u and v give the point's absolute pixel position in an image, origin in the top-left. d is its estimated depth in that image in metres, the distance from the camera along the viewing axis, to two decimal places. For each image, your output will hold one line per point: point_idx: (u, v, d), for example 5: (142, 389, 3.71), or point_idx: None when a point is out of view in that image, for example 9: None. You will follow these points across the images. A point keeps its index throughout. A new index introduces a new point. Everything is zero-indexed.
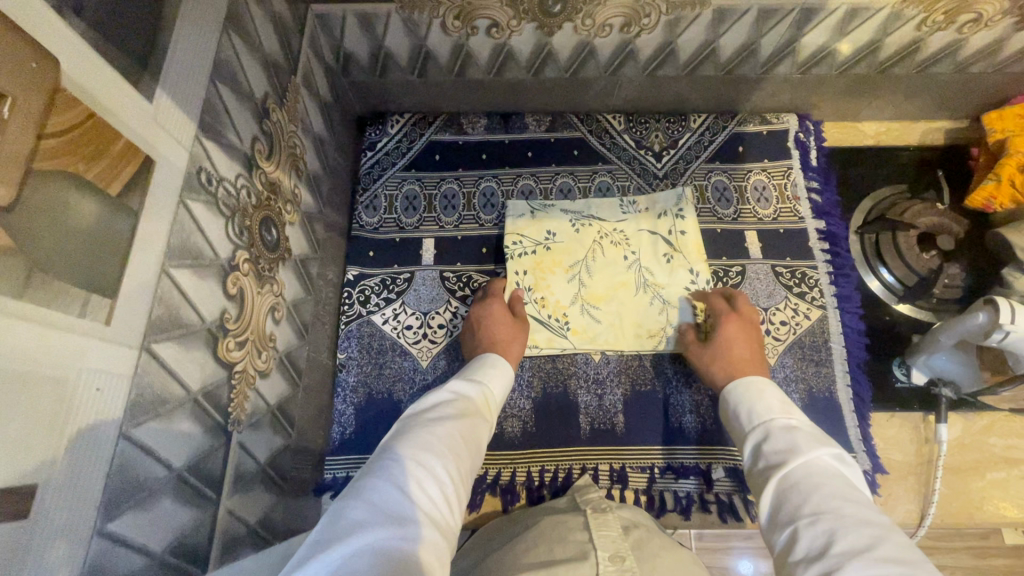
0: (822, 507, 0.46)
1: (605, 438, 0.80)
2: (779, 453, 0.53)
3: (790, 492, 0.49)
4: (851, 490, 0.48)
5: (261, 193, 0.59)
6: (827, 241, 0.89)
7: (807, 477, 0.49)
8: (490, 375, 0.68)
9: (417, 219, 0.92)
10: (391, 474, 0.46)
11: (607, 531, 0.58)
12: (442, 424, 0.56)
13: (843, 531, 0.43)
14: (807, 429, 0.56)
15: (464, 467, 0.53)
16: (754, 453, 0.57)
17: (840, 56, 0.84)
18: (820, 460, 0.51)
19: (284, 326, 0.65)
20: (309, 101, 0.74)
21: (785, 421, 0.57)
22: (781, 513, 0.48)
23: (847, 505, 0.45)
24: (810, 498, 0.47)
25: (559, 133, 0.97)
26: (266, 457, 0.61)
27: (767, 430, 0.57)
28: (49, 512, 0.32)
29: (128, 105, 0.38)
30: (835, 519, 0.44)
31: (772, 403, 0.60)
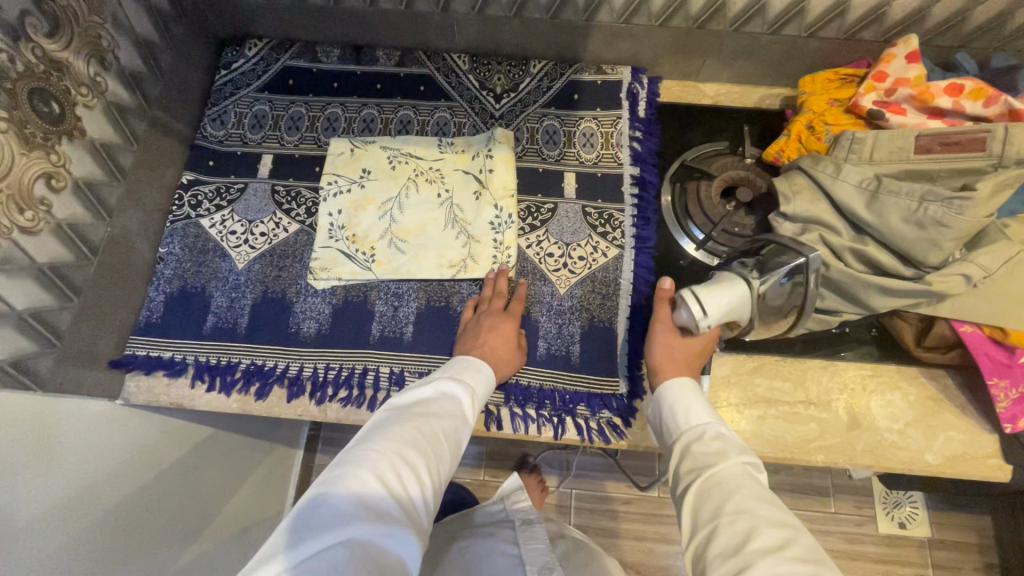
0: (739, 499, 0.54)
1: (391, 345, 0.85)
2: (711, 454, 0.60)
3: (714, 495, 0.55)
4: (748, 482, 0.56)
5: (33, 66, 0.65)
6: (638, 187, 0.93)
7: (728, 480, 0.56)
8: (476, 373, 0.74)
9: (261, 136, 0.98)
10: (378, 467, 0.55)
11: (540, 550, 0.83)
12: (431, 420, 0.63)
13: (760, 515, 0.52)
14: (735, 436, 0.62)
15: (446, 465, 0.62)
16: (681, 448, 0.64)
17: (653, 6, 0.87)
18: (743, 465, 0.58)
19: (66, 197, 0.71)
20: (130, 3, 0.79)
21: (716, 428, 0.63)
22: (693, 526, 0.55)
23: (770, 501, 0.53)
24: (727, 503, 0.54)
25: (407, 69, 1.01)
26: (28, 306, 0.67)
27: (700, 433, 0.64)
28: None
29: None
30: (760, 505, 0.53)
31: (706, 407, 0.67)
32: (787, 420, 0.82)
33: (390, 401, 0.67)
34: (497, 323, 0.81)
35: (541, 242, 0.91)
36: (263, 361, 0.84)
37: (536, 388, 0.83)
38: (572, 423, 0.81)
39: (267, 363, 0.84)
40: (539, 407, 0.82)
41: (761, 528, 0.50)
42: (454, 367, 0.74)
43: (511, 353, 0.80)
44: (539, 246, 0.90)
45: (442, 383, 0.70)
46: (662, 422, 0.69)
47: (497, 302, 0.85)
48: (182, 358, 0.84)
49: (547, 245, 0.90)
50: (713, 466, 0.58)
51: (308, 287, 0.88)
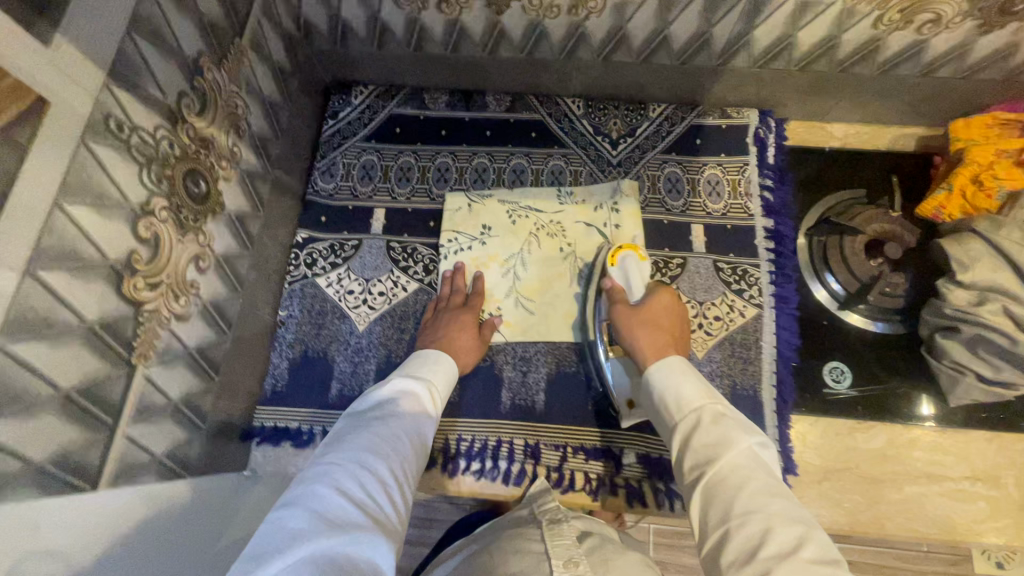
0: (770, 495, 0.50)
1: (524, 414, 0.82)
2: (709, 449, 0.56)
3: (719, 492, 0.52)
4: (771, 478, 0.52)
5: (187, 146, 0.62)
6: (773, 241, 0.88)
7: (734, 472, 0.53)
8: (436, 368, 0.73)
9: (371, 189, 0.95)
10: (336, 479, 0.52)
11: (561, 540, 0.58)
12: (387, 426, 0.61)
13: (776, 512, 0.48)
14: (733, 414, 0.59)
15: (408, 466, 0.60)
16: (680, 444, 0.59)
17: (799, 51, 0.82)
18: (749, 447, 0.55)
19: (210, 275, 0.69)
20: (259, 65, 0.76)
21: (716, 407, 0.60)
22: (704, 531, 0.52)
23: (773, 495, 0.50)
24: (740, 498, 0.50)
25: (518, 114, 0.97)
26: (180, 394, 0.65)
27: (698, 420, 0.59)
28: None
29: (18, 46, 0.41)
30: (762, 511, 0.48)
31: (696, 385, 0.63)
32: (952, 497, 0.76)
33: (347, 413, 0.65)
34: (458, 326, 0.80)
35: None
36: None
37: None
38: None
39: None
40: None
41: (754, 536, 0.47)
42: (404, 369, 0.73)
43: (468, 351, 0.79)
44: None
45: (398, 384, 0.68)
46: (658, 419, 0.65)
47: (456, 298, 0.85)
48: (310, 428, 0.82)
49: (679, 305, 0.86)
50: (710, 459, 0.55)
51: None
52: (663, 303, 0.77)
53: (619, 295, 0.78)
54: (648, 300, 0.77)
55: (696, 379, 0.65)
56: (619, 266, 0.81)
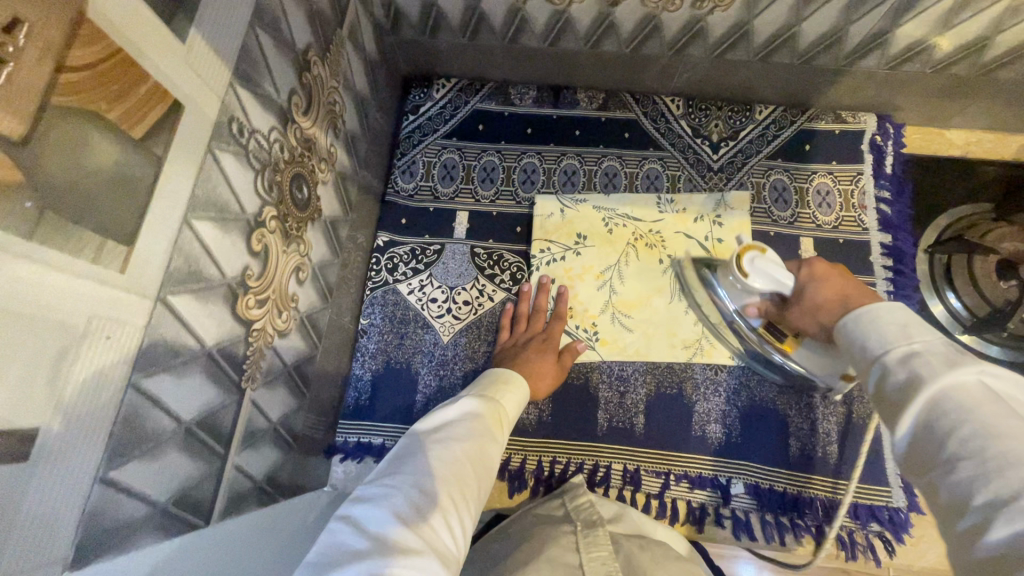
0: (987, 440, 0.33)
1: (621, 437, 0.77)
2: (897, 390, 0.39)
3: (929, 429, 0.36)
4: (1006, 412, 0.34)
5: (294, 148, 0.57)
6: (890, 258, 0.82)
7: (948, 411, 0.36)
8: (504, 390, 0.64)
9: (453, 190, 0.89)
10: (391, 500, 0.44)
11: (597, 553, 0.56)
12: (452, 441, 0.52)
13: (1007, 465, 0.31)
14: (942, 348, 0.39)
15: (474, 488, 0.50)
16: (873, 401, 0.42)
17: (938, 52, 0.74)
18: (977, 384, 0.36)
19: (307, 287, 0.64)
20: (354, 57, 0.71)
21: (905, 346, 0.41)
22: (912, 472, 0.37)
23: (1003, 438, 0.32)
24: (952, 435, 0.34)
25: (611, 113, 0.91)
26: (278, 415, 0.61)
27: (880, 363, 0.42)
28: (56, 445, 0.32)
29: (158, 43, 0.36)
30: (981, 462, 0.32)
31: (892, 329, 0.43)
32: None
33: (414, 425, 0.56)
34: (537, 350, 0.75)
35: None
36: None
37: (791, 495, 0.73)
38: (833, 537, 0.72)
39: None
40: (796, 516, 0.73)
41: (972, 499, 0.32)
42: (476, 387, 0.64)
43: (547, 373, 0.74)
44: None
45: (467, 402, 0.59)
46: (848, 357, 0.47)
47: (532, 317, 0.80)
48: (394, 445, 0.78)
49: None
50: (896, 405, 0.39)
51: None
52: (822, 269, 0.61)
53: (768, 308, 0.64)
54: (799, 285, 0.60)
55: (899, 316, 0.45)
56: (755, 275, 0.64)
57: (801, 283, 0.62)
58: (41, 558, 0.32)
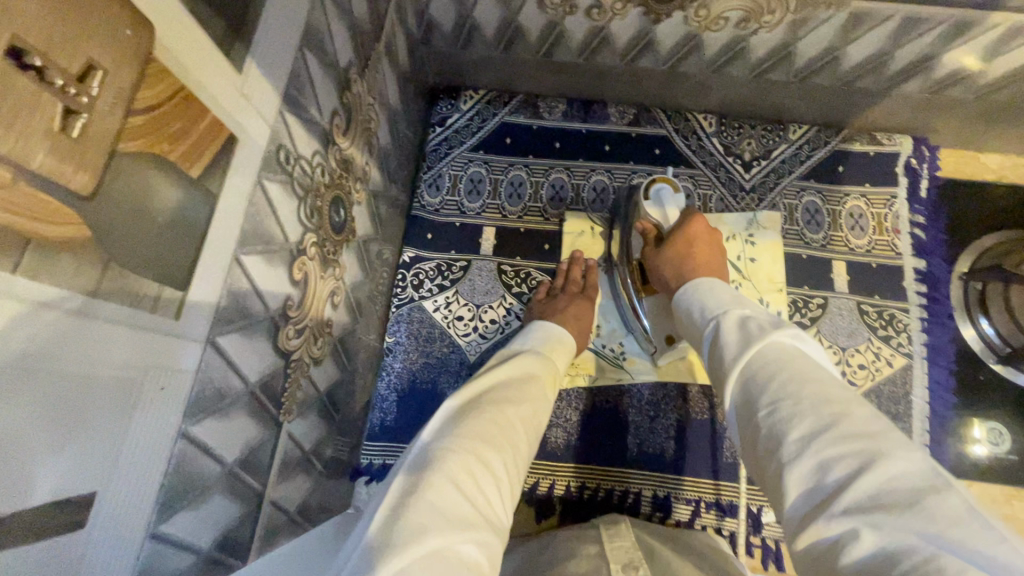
0: (794, 379, 0.38)
1: (651, 463, 0.76)
2: (734, 348, 0.44)
3: (754, 374, 0.40)
4: (805, 362, 0.40)
5: (334, 171, 0.55)
6: (925, 284, 0.81)
7: (765, 360, 0.41)
8: (554, 351, 0.63)
9: (480, 205, 0.87)
10: (449, 462, 0.41)
11: (618, 543, 0.56)
12: (505, 410, 0.49)
13: (811, 402, 0.35)
14: (761, 315, 0.47)
15: (520, 459, 0.48)
16: (708, 362, 0.48)
17: (984, 78, 0.73)
18: (783, 340, 0.42)
19: (341, 310, 0.63)
20: (389, 72, 0.68)
21: (739, 313, 0.48)
22: (737, 420, 0.41)
23: (804, 378, 0.37)
24: (766, 386, 0.38)
25: (641, 128, 0.89)
26: (311, 443, 0.59)
27: (717, 324, 0.49)
28: (111, 504, 0.30)
29: (215, 77, 0.34)
30: (792, 404, 0.36)
31: (725, 296, 0.52)
32: None
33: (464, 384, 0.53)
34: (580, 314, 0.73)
35: None
36: None
37: None
38: None
39: None
40: None
41: (783, 434, 0.35)
42: (523, 341, 0.63)
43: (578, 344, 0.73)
44: None
45: (520, 362, 0.57)
46: (687, 330, 0.55)
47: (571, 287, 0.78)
48: None
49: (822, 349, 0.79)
50: (730, 363, 0.43)
51: None
52: (699, 227, 0.66)
53: (648, 233, 0.71)
54: (681, 227, 0.67)
55: (731, 291, 0.54)
56: (652, 199, 0.72)
57: (679, 222, 0.68)
58: None
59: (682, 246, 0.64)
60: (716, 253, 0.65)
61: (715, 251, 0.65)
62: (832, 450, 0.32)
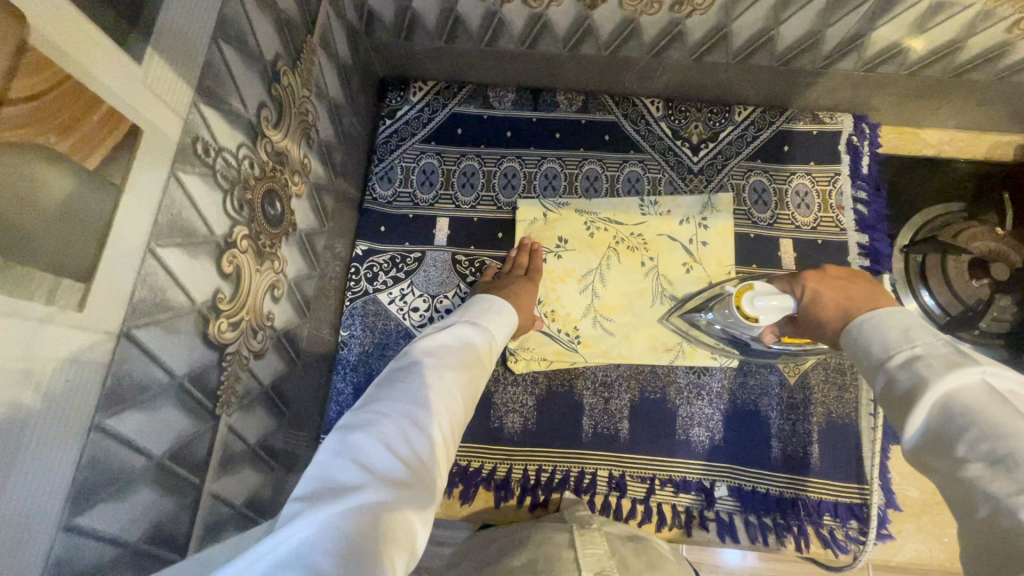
0: (991, 435, 0.35)
1: (607, 443, 0.77)
2: (906, 394, 0.42)
3: (943, 420, 0.39)
4: (1010, 408, 0.36)
5: (265, 164, 0.55)
6: (868, 258, 0.83)
7: (951, 408, 0.39)
8: (496, 318, 0.63)
9: (433, 196, 0.88)
10: (383, 428, 0.43)
11: (592, 550, 0.57)
12: (442, 375, 0.51)
13: (1017, 457, 0.33)
14: (934, 352, 0.43)
15: (458, 420, 0.50)
16: (879, 395, 0.46)
17: (914, 54, 0.75)
18: (967, 380, 0.39)
19: (284, 303, 0.63)
20: (326, 64, 0.68)
21: (908, 351, 0.45)
22: (930, 468, 0.39)
23: (1005, 430, 0.35)
24: (959, 440, 0.37)
25: (591, 115, 0.90)
26: (257, 437, 0.59)
27: (887, 368, 0.45)
28: (15, 495, 0.30)
29: (109, 66, 0.34)
30: (996, 458, 0.34)
31: (893, 332, 0.47)
32: None
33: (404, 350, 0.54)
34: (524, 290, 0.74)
35: None
36: (467, 461, 0.77)
37: (775, 494, 0.74)
38: (815, 535, 0.73)
39: (471, 464, 0.77)
40: (778, 516, 0.74)
41: (990, 494, 0.33)
42: (462, 310, 0.64)
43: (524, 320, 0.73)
44: None
45: (459, 327, 0.58)
46: (856, 364, 0.51)
47: (518, 269, 0.80)
48: None
49: None
50: (906, 400, 0.42)
51: (506, 375, 0.80)
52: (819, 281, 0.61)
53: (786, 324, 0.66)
54: (811, 295, 0.61)
55: (904, 323, 0.48)
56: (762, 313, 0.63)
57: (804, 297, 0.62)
58: None
59: (824, 307, 0.59)
60: (871, 290, 0.58)
61: (861, 284, 0.59)
62: None
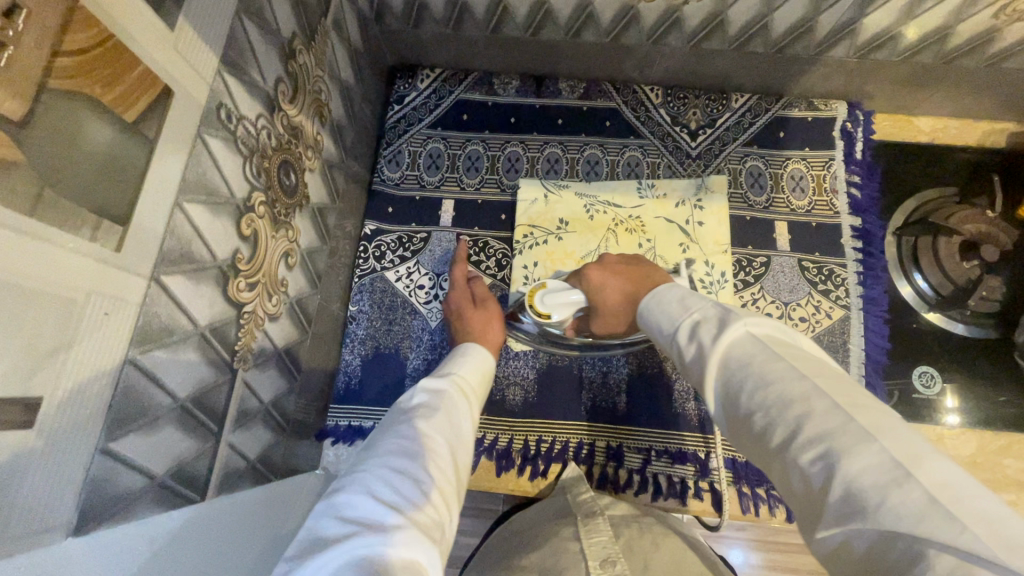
0: (763, 387, 0.40)
1: (605, 416, 0.80)
2: (699, 364, 0.46)
3: (729, 382, 0.43)
4: (770, 357, 0.41)
5: (282, 137, 0.58)
6: (861, 240, 0.85)
7: (734, 370, 0.43)
8: (465, 368, 0.65)
9: (439, 178, 0.91)
10: (365, 484, 0.44)
11: (597, 538, 0.58)
12: (418, 426, 0.53)
13: (781, 406, 0.38)
14: (715, 316, 0.48)
15: (444, 456, 0.51)
16: (683, 369, 0.50)
17: (905, 41, 0.78)
18: (740, 339, 0.44)
19: (296, 271, 0.66)
20: (338, 47, 0.72)
21: (690, 319, 0.50)
22: (733, 428, 0.43)
23: (772, 381, 0.39)
24: (740, 400, 0.41)
25: (592, 102, 0.93)
26: (270, 396, 0.63)
27: (682, 339, 0.50)
28: (58, 411, 0.33)
29: (146, 29, 0.37)
30: (765, 410, 0.39)
31: (672, 306, 0.53)
32: None
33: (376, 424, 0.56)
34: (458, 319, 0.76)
35: (757, 301, 0.83)
36: None
37: None
38: None
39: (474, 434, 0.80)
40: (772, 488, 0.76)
41: (769, 444, 0.38)
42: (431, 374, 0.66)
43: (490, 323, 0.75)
44: (756, 305, 0.83)
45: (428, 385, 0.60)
46: (656, 341, 0.55)
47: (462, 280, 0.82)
48: None
49: (765, 304, 0.83)
50: (703, 372, 0.45)
51: (508, 349, 0.83)
52: (598, 274, 0.68)
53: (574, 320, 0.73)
54: (594, 291, 0.68)
55: (675, 295, 0.54)
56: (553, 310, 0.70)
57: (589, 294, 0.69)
58: (45, 524, 0.33)
59: (609, 299, 0.66)
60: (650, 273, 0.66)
61: (632, 270, 0.67)
62: (809, 453, 0.35)
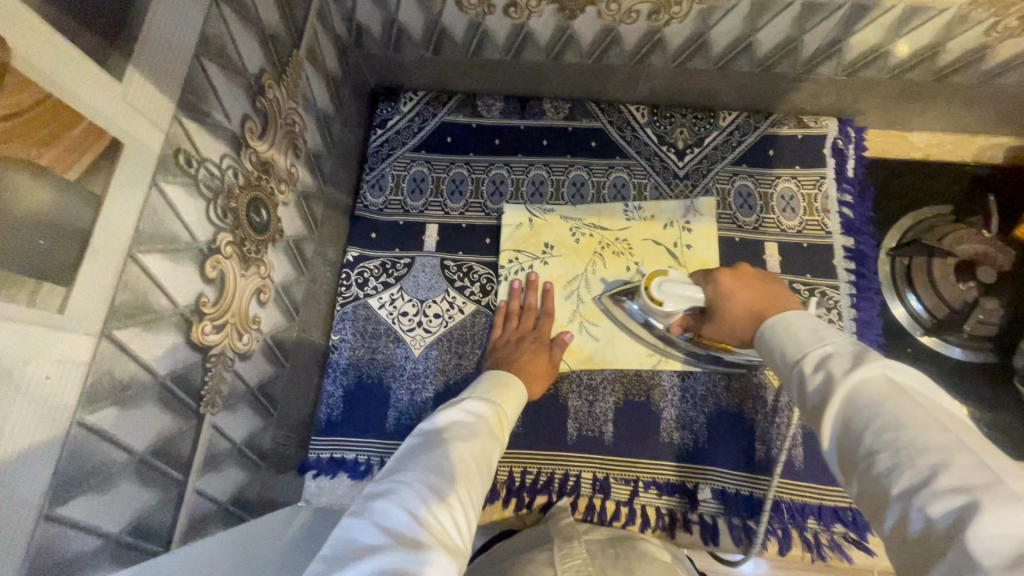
0: (895, 428, 0.36)
1: (591, 445, 0.78)
2: (818, 392, 0.42)
3: (848, 418, 0.39)
4: (910, 400, 0.37)
5: (250, 174, 0.57)
6: (854, 261, 0.83)
7: (855, 408, 0.39)
8: (505, 395, 0.64)
9: (422, 203, 0.90)
10: (400, 495, 0.45)
11: (573, 561, 0.56)
12: (457, 444, 0.52)
13: (917, 452, 0.34)
14: (844, 347, 0.44)
15: (478, 484, 0.51)
16: (795, 396, 0.46)
17: (894, 58, 0.76)
18: (876, 374, 0.40)
19: (270, 306, 0.65)
20: (314, 76, 0.71)
21: (821, 348, 0.45)
22: (844, 467, 0.39)
23: (908, 423, 0.36)
24: (861, 437, 0.38)
25: (577, 122, 0.92)
26: (242, 435, 0.62)
27: (800, 366, 0.45)
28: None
29: (90, 84, 0.37)
30: (894, 452, 0.35)
31: (807, 329, 0.48)
32: None
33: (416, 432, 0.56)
34: (531, 354, 0.75)
35: None
36: None
37: (759, 498, 0.74)
38: (799, 538, 0.73)
39: None
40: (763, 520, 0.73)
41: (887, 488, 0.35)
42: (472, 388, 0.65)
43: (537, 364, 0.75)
44: None
45: (472, 404, 0.60)
46: (770, 363, 0.50)
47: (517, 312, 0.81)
48: (366, 459, 0.78)
49: None
50: (823, 402, 0.41)
51: None
52: (730, 281, 0.61)
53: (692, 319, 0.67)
54: (719, 294, 0.61)
55: (809, 324, 0.49)
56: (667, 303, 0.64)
57: (713, 296, 0.62)
58: None
59: (734, 310, 0.60)
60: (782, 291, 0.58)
61: (762, 284, 0.60)
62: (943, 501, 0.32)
